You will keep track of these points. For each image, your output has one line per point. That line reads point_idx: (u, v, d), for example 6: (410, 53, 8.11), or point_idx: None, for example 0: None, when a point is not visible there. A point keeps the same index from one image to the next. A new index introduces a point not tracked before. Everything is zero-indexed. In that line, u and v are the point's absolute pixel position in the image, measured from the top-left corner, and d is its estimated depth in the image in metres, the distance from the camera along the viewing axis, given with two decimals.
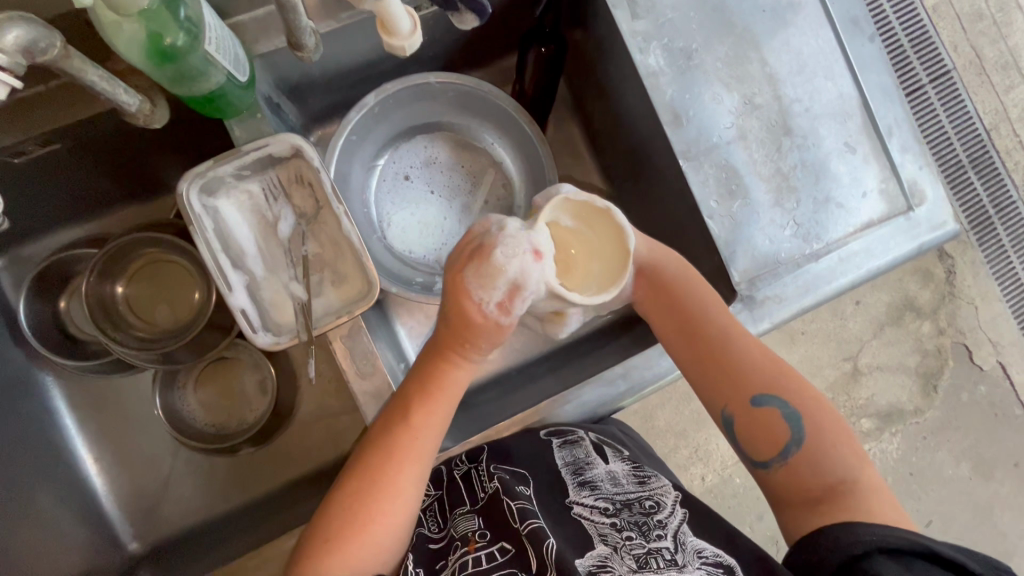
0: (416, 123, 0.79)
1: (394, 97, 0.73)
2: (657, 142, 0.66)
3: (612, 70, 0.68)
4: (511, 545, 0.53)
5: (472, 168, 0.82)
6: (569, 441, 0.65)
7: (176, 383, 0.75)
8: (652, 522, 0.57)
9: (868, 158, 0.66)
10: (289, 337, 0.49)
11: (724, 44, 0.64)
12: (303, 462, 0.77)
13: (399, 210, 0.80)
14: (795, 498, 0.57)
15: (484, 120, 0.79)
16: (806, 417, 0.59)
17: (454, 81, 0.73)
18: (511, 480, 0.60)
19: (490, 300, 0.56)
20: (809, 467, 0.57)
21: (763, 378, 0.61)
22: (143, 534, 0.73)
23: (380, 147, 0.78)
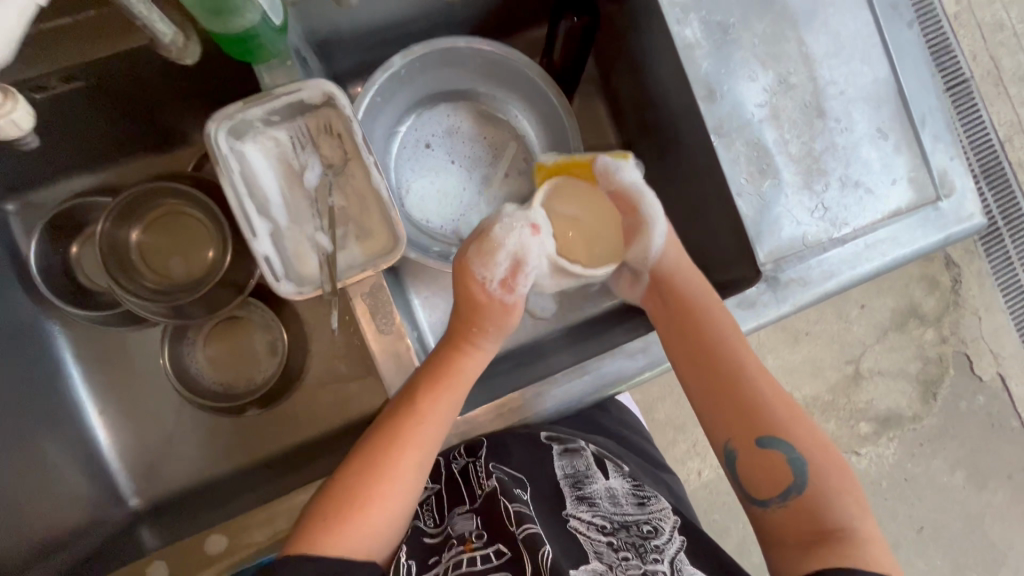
0: (441, 90, 0.77)
1: (421, 60, 0.71)
2: (688, 117, 0.65)
3: (645, 43, 0.67)
4: (506, 549, 0.52)
5: (495, 139, 0.81)
6: (570, 452, 0.65)
7: (185, 339, 0.74)
8: (648, 546, 0.55)
9: (899, 145, 0.65)
10: (313, 288, 0.48)
11: (762, 22, 0.63)
12: (308, 428, 0.76)
13: (419, 178, 0.78)
14: (788, 538, 0.55)
15: (509, 90, 0.78)
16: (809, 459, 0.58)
17: (484, 47, 0.71)
18: (509, 482, 0.58)
19: (492, 278, 0.60)
20: (807, 507, 0.56)
21: (773, 419, 0.59)
22: (143, 491, 0.72)
23: (404, 111, 0.77)
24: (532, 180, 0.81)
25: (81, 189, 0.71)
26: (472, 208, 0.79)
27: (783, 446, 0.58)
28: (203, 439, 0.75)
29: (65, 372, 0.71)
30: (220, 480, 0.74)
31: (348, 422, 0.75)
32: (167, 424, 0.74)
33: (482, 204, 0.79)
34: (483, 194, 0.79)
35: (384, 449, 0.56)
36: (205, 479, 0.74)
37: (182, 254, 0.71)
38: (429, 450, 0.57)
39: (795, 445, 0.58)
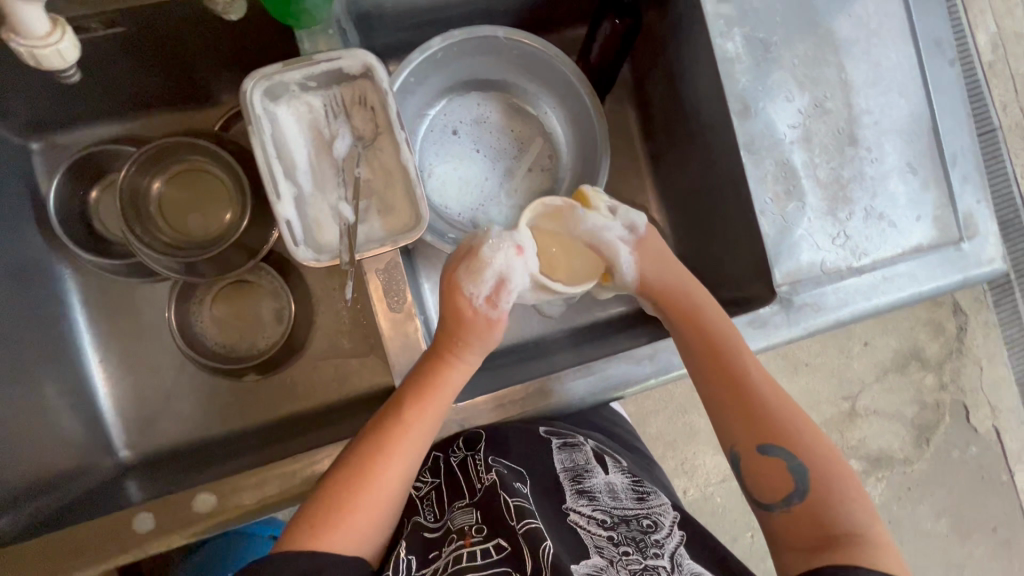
0: (474, 78, 0.78)
1: (459, 46, 0.71)
2: (720, 131, 0.65)
3: (684, 53, 0.67)
4: (506, 543, 0.51)
5: (522, 134, 0.81)
6: (569, 445, 0.63)
7: (193, 297, 0.74)
8: (648, 540, 0.54)
9: (928, 182, 0.65)
10: (331, 257, 0.48)
11: (805, 44, 0.63)
12: (303, 400, 0.75)
13: (442, 163, 0.78)
14: (794, 541, 0.55)
15: (542, 86, 0.78)
16: (812, 463, 0.57)
17: (522, 39, 0.71)
18: (510, 476, 0.57)
19: (479, 295, 0.58)
20: (810, 513, 0.55)
21: (778, 425, 0.59)
22: (134, 443, 0.72)
23: (434, 95, 0.77)
24: (555, 178, 0.80)
25: (107, 137, 0.71)
26: (492, 199, 0.78)
27: (783, 452, 0.58)
28: (199, 399, 0.74)
29: (70, 316, 0.71)
30: (212, 441, 0.73)
31: (345, 398, 0.75)
32: (165, 379, 0.74)
33: (502, 197, 0.79)
34: (504, 187, 0.79)
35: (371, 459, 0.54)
36: (197, 439, 0.73)
37: (200, 213, 0.71)
38: (416, 456, 0.56)
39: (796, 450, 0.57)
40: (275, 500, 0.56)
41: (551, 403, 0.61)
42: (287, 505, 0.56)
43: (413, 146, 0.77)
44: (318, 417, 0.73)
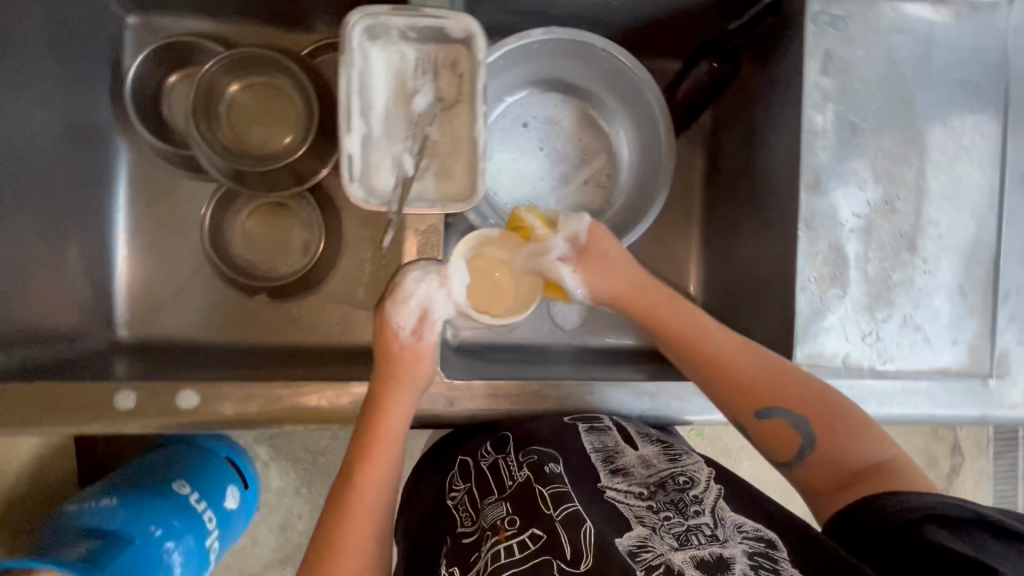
0: (560, 79, 0.78)
1: (556, 44, 0.72)
2: (784, 198, 0.64)
3: (771, 113, 0.67)
4: (542, 532, 0.51)
5: (589, 147, 0.81)
6: (597, 426, 0.61)
7: (231, 206, 0.75)
8: (688, 499, 0.53)
9: (973, 309, 0.63)
10: (380, 204, 0.48)
11: (893, 139, 0.62)
12: (305, 334, 0.75)
13: (504, 151, 0.79)
14: (831, 484, 0.53)
15: (623, 106, 0.78)
16: (809, 408, 0.56)
17: (618, 56, 0.71)
18: (540, 463, 0.58)
19: (405, 325, 0.60)
20: (826, 456, 0.55)
21: (765, 387, 0.58)
22: (133, 326, 0.73)
23: (517, 84, 0.77)
24: (606, 198, 0.80)
25: (198, 32, 0.73)
26: (540, 199, 0.79)
27: (783, 410, 0.57)
28: (207, 303, 0.75)
29: (112, 188, 0.72)
30: (208, 345, 0.74)
31: (344, 344, 0.75)
32: (181, 274, 0.75)
33: (550, 200, 0.79)
34: (556, 191, 0.79)
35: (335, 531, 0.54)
36: (194, 340, 0.74)
37: (264, 128, 0.73)
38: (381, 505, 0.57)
39: (792, 403, 0.57)
40: (253, 417, 0.56)
41: (543, 408, 0.62)
42: (264, 426, 0.57)
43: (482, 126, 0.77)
44: (314, 354, 0.74)
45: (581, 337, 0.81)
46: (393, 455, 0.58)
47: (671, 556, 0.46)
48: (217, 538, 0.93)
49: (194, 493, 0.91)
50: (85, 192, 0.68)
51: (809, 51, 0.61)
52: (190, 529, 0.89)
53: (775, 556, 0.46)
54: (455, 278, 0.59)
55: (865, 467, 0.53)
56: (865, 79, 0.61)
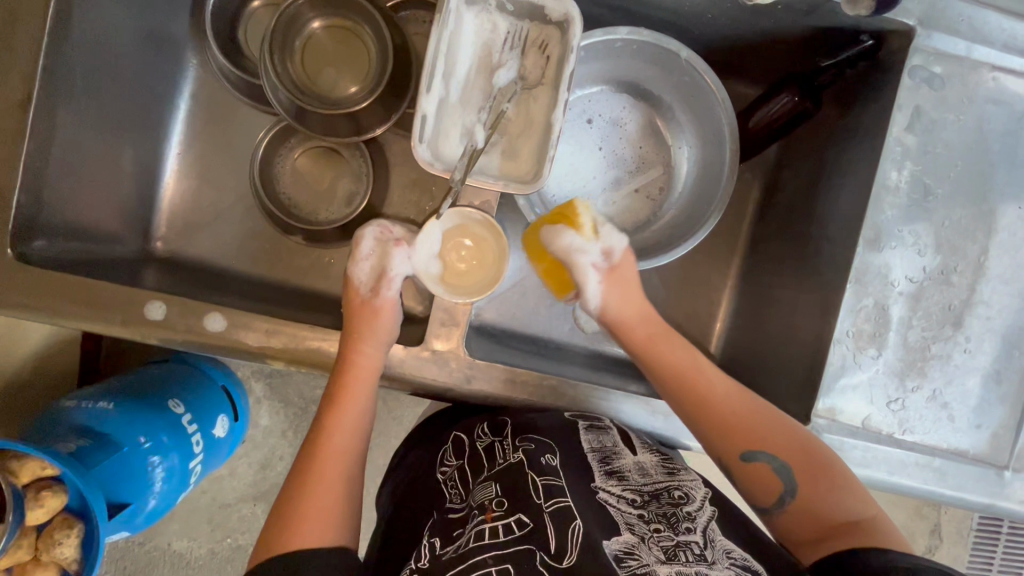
0: (635, 82, 0.77)
1: (641, 47, 0.69)
2: (839, 247, 0.63)
3: (843, 161, 0.65)
4: (529, 520, 0.52)
5: (649, 156, 0.80)
6: (597, 426, 0.61)
7: (286, 143, 0.74)
8: (680, 514, 0.52)
9: (1005, 398, 0.62)
10: (446, 171, 0.47)
11: (963, 211, 0.60)
12: (332, 283, 0.75)
13: (565, 143, 0.77)
14: (811, 536, 0.55)
15: (692, 121, 0.76)
16: (792, 458, 0.57)
17: (701, 70, 0.69)
18: (535, 451, 0.59)
19: (366, 280, 0.64)
20: (807, 504, 0.56)
21: (749, 426, 0.59)
22: (169, 240, 0.73)
23: (591, 78, 0.76)
24: (656, 210, 0.79)
25: None
26: (589, 198, 0.78)
27: (765, 456, 0.58)
28: (244, 233, 0.75)
29: (176, 101, 0.72)
30: (235, 275, 0.74)
31: None
32: (224, 200, 0.75)
33: (600, 201, 0.78)
34: (607, 194, 0.78)
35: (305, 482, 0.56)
36: (224, 266, 0.74)
37: (336, 71, 0.73)
38: (351, 460, 0.59)
39: (775, 449, 0.57)
40: (274, 352, 0.57)
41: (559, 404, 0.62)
42: (281, 362, 0.57)
43: None
44: (336, 304, 0.74)
45: (598, 342, 0.80)
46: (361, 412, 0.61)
47: (657, 567, 0.45)
48: (200, 461, 0.95)
49: (187, 415, 0.92)
50: (148, 100, 0.69)
51: (900, 104, 0.59)
52: (177, 448, 0.88)
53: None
54: (425, 245, 0.61)
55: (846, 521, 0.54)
56: (948, 144, 0.60)
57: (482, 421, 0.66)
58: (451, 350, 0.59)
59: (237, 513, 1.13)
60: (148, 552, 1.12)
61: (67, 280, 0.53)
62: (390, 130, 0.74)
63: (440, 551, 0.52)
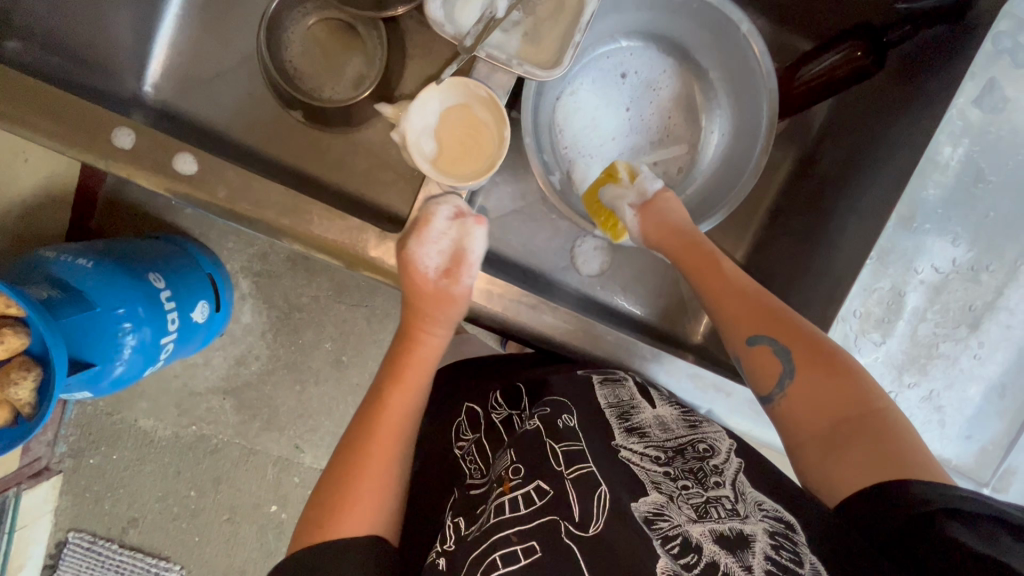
0: (685, 47, 0.70)
1: (700, 6, 0.64)
2: (868, 223, 0.58)
3: (896, 137, 0.59)
4: (550, 487, 0.48)
5: (676, 131, 0.73)
6: (613, 381, 0.60)
7: (300, 6, 0.68)
8: (708, 468, 0.52)
9: (1004, 413, 0.58)
10: (456, 32, 0.42)
11: (1012, 205, 0.55)
12: (327, 170, 0.71)
13: (592, 93, 0.71)
14: (811, 429, 0.52)
15: (731, 104, 0.70)
16: (793, 343, 0.54)
17: (754, 47, 0.63)
18: (551, 414, 0.56)
19: (434, 266, 0.56)
20: (803, 391, 0.53)
21: (761, 317, 0.56)
22: (162, 88, 0.69)
23: (637, 30, 0.70)
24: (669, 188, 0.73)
25: None
26: (600, 159, 0.72)
27: (766, 339, 0.55)
28: (243, 100, 0.71)
29: None
30: (230, 142, 0.70)
31: (359, 198, 0.71)
32: (228, 59, 0.70)
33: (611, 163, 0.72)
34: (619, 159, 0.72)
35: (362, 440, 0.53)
36: (217, 130, 0.70)
37: None
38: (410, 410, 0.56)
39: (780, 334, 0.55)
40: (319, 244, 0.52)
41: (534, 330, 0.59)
42: (293, 241, 0.52)
43: (585, 54, 0.70)
44: (327, 193, 0.70)
45: (592, 288, 0.77)
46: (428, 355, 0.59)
47: (689, 527, 0.45)
48: (173, 341, 0.91)
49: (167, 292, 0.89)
50: None
51: (974, 71, 0.52)
52: (150, 322, 0.84)
53: (799, 541, 0.45)
54: (420, 112, 0.53)
55: (849, 415, 0.50)
56: (1015, 128, 0.53)
57: (495, 389, 0.69)
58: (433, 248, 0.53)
59: (206, 403, 1.13)
60: (114, 424, 1.12)
61: (38, 89, 0.47)
62: (410, 14, 0.68)
63: (464, 532, 0.50)
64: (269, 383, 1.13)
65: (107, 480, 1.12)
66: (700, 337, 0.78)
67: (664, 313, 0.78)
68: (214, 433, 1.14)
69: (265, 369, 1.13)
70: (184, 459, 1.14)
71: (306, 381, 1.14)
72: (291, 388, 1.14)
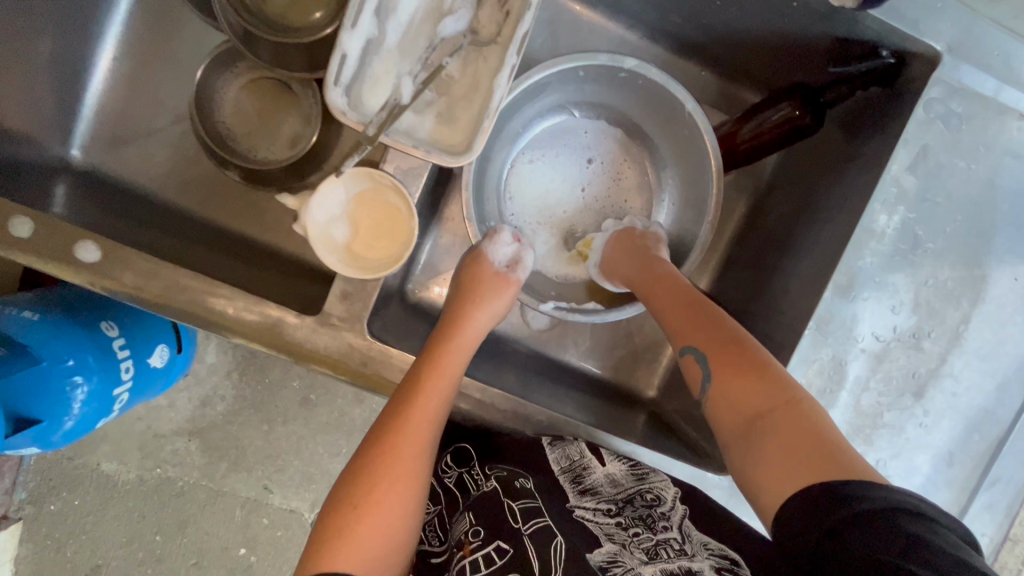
0: (635, 121, 0.69)
1: (646, 83, 0.62)
2: (808, 290, 0.56)
3: (834, 197, 0.58)
4: (509, 546, 0.52)
5: (626, 201, 0.72)
6: (562, 439, 0.59)
7: (231, 69, 0.67)
8: (656, 514, 0.53)
9: (952, 482, 0.56)
10: (355, 124, 0.40)
11: (951, 272, 0.54)
12: (265, 232, 0.69)
13: (542, 164, 0.70)
14: (736, 433, 0.49)
15: (678, 177, 0.69)
16: (708, 347, 0.53)
17: (701, 131, 0.61)
18: (509, 477, 0.58)
19: (500, 261, 0.64)
20: (726, 391, 0.50)
21: (689, 326, 0.56)
22: (89, 152, 0.67)
23: (589, 102, 0.68)
24: None
25: None
26: (549, 229, 0.71)
27: (693, 350, 0.54)
28: (175, 161, 0.68)
29: None
30: (162, 205, 0.68)
31: (297, 258, 0.68)
32: (158, 120, 0.68)
33: (559, 235, 0.71)
34: (569, 230, 0.71)
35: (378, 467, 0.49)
36: (150, 193, 0.68)
37: None
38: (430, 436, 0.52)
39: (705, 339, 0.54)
40: (251, 333, 0.50)
41: (463, 406, 0.57)
42: (240, 339, 0.50)
43: (535, 126, 0.69)
44: (261, 256, 0.67)
45: (543, 343, 0.75)
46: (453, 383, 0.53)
47: (641, 570, 0.48)
48: (129, 390, 0.81)
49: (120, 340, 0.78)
50: None
51: (905, 139, 0.51)
52: (100, 373, 0.76)
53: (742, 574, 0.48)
54: (327, 198, 0.52)
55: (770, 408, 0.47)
56: (951, 194, 0.52)
57: (446, 452, 0.67)
58: (352, 329, 0.50)
59: (171, 446, 1.05)
60: (75, 469, 1.04)
61: None
62: None
63: None
64: (236, 424, 1.05)
65: (69, 527, 1.04)
66: (654, 391, 0.76)
67: (618, 366, 0.76)
68: (179, 476, 1.05)
69: (231, 410, 1.05)
70: (149, 504, 1.05)
71: (274, 421, 1.06)
72: (258, 429, 1.05)
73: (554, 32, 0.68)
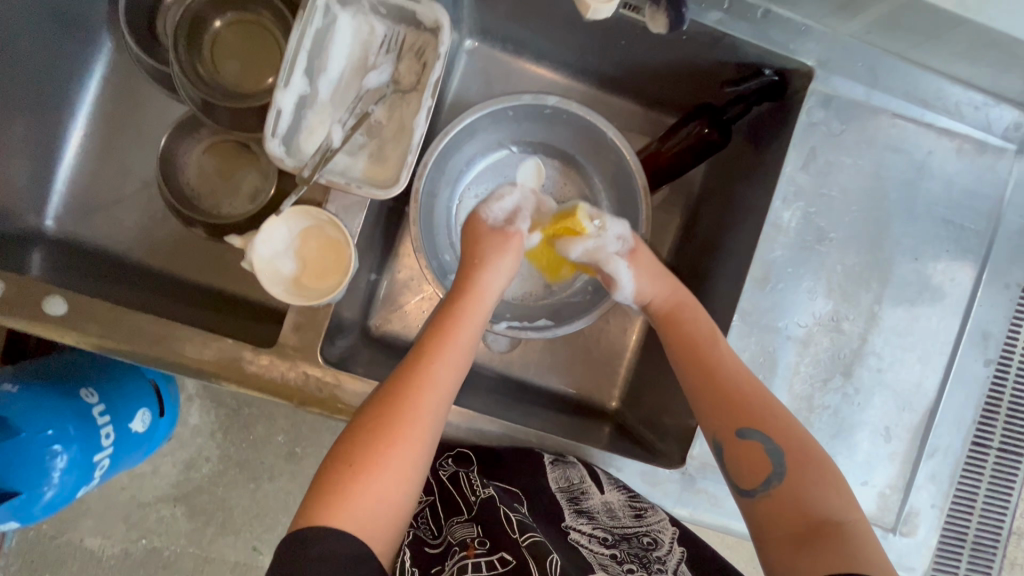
0: (568, 152, 0.75)
1: (568, 117, 0.69)
2: (732, 286, 0.61)
3: (745, 201, 0.64)
4: (511, 558, 0.51)
5: None
6: (564, 461, 0.63)
7: (192, 135, 0.73)
8: (651, 556, 0.56)
9: (894, 456, 0.59)
10: (289, 165, 0.48)
11: (857, 257, 0.58)
12: (234, 281, 0.73)
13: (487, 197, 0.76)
14: (781, 532, 0.50)
15: (613, 200, 0.74)
16: (781, 442, 0.52)
17: (627, 154, 0.68)
18: (506, 495, 0.59)
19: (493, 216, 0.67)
20: (789, 496, 0.51)
21: (756, 409, 0.54)
22: (63, 222, 0.72)
23: (524, 138, 0.75)
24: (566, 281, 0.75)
25: None
26: None
27: (759, 435, 0.53)
28: (144, 224, 0.73)
29: (84, 79, 0.72)
30: (134, 265, 0.72)
31: (263, 304, 0.72)
32: (127, 187, 0.74)
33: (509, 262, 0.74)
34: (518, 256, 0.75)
35: (386, 422, 0.50)
36: (121, 256, 0.72)
37: (241, 66, 0.70)
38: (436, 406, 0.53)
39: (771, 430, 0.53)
40: (210, 368, 0.53)
41: None
42: (227, 383, 0.53)
43: (477, 162, 0.75)
44: (229, 306, 0.71)
45: (506, 366, 0.78)
46: (459, 357, 0.56)
47: None
48: (109, 457, 0.82)
49: (99, 406, 0.79)
50: (51, 82, 0.68)
51: (793, 143, 0.57)
52: (81, 440, 0.76)
53: None
54: (272, 235, 0.56)
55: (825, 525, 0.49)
56: (845, 188, 0.58)
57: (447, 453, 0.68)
58: (308, 358, 0.54)
59: (156, 513, 1.03)
60: (57, 547, 1.02)
61: None
62: None
63: None
64: (221, 486, 1.04)
65: None
66: (617, 402, 0.79)
67: (581, 383, 0.79)
68: (165, 546, 1.04)
69: (216, 472, 1.04)
70: None
71: (260, 478, 1.05)
72: (243, 487, 1.05)
73: (487, 79, 0.75)
